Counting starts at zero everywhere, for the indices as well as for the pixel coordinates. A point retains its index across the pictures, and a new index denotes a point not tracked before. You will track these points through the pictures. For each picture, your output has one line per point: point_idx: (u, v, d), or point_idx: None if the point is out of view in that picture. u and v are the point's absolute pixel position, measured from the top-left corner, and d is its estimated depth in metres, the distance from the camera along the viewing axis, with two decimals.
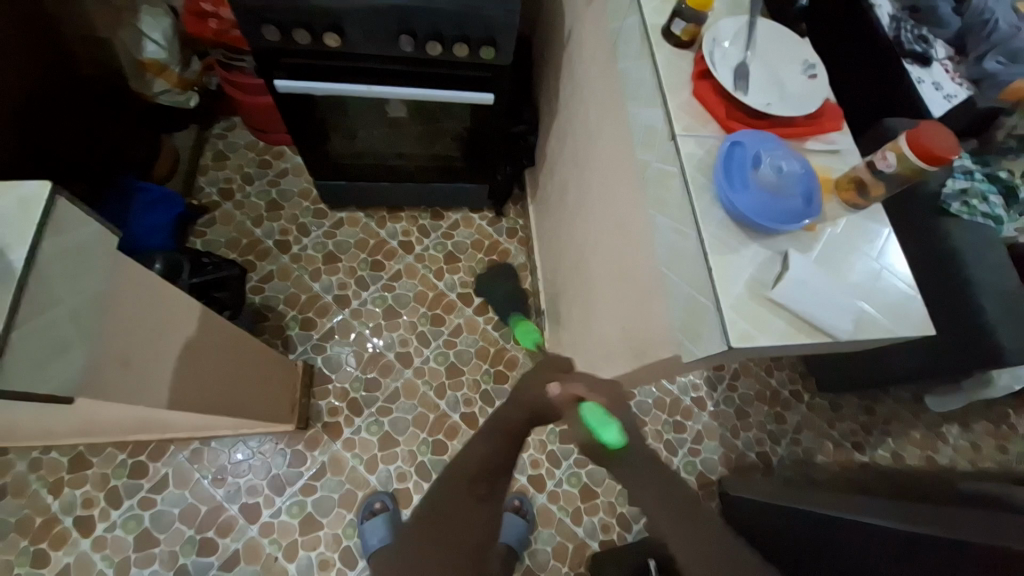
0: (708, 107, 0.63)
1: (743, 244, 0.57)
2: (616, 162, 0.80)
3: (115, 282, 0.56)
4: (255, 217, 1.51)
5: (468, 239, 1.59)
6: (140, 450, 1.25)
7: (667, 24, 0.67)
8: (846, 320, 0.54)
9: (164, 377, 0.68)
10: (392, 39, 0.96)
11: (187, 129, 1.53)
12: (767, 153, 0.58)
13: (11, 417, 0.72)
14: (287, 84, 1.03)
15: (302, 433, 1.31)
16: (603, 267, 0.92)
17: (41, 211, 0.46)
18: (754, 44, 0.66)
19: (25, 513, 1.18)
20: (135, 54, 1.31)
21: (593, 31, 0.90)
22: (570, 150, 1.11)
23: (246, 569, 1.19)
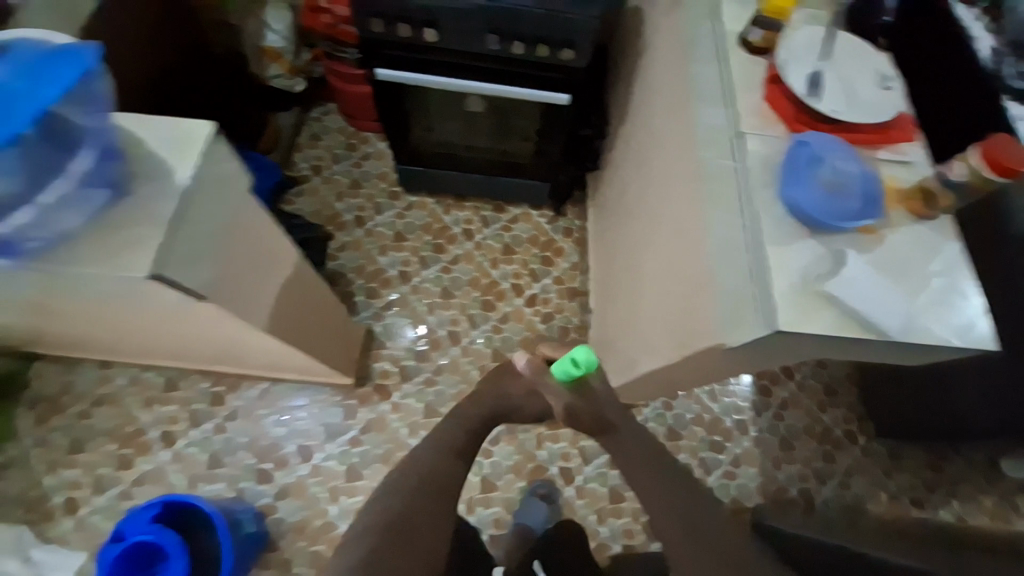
0: (776, 109, 0.66)
1: (798, 238, 0.60)
2: (678, 161, 0.84)
3: (242, 213, 0.67)
4: (338, 192, 1.67)
5: (526, 233, 1.67)
6: (219, 383, 1.41)
7: (743, 31, 0.72)
8: (894, 322, 0.56)
9: (262, 304, 0.80)
10: (481, 37, 1.05)
11: (290, 111, 1.72)
12: (831, 156, 0.61)
13: (140, 323, 0.87)
14: (385, 72, 1.15)
15: (355, 390, 1.43)
16: (654, 264, 0.95)
17: (204, 144, 0.58)
18: (830, 54, 0.68)
19: (118, 422, 1.37)
20: (259, 41, 1.50)
21: (669, 38, 0.95)
22: (635, 153, 1.16)
23: (293, 504, 1.31)
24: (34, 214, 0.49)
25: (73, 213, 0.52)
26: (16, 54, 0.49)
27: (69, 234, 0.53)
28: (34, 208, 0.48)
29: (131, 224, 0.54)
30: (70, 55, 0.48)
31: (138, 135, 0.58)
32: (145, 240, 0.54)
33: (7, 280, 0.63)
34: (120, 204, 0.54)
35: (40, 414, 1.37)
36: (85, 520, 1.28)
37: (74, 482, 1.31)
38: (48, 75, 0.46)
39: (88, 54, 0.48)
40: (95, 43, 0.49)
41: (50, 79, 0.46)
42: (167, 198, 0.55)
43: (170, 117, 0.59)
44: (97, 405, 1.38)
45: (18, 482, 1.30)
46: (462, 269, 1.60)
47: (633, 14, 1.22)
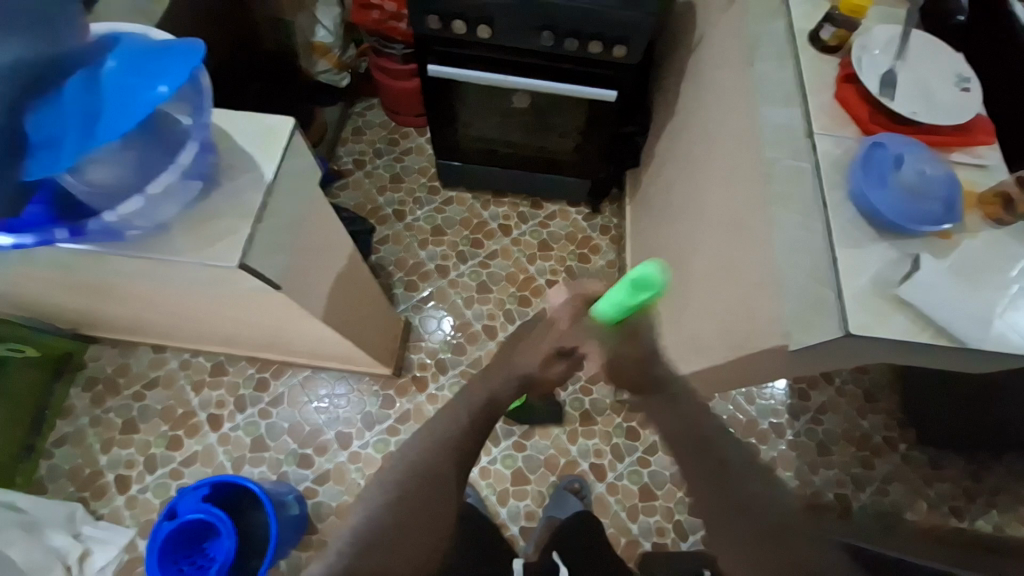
0: (850, 110, 0.64)
1: (872, 242, 0.59)
2: (736, 161, 0.83)
3: (310, 206, 0.70)
4: (380, 186, 1.70)
5: (563, 230, 1.67)
6: (265, 368, 1.47)
7: (815, 29, 0.70)
8: (974, 329, 0.55)
9: (323, 294, 0.83)
10: (534, 34, 1.06)
11: (336, 105, 1.71)
12: (911, 156, 0.60)
13: (205, 310, 0.92)
14: (436, 69, 1.17)
15: (394, 380, 1.46)
16: (704, 263, 0.94)
17: (285, 139, 0.61)
18: (905, 54, 0.66)
19: (169, 403, 1.43)
20: (309, 36, 1.52)
21: (727, 37, 0.94)
22: (683, 151, 1.15)
23: (334, 488, 1.35)
24: (142, 204, 0.52)
25: (172, 201, 0.55)
26: (122, 44, 0.50)
27: (166, 222, 0.57)
28: (142, 199, 0.52)
29: (220, 215, 0.57)
30: (180, 51, 0.48)
31: (225, 129, 0.61)
32: (233, 231, 0.57)
33: (96, 265, 0.66)
34: (211, 196, 0.58)
35: (96, 393, 1.43)
36: (138, 496, 1.34)
37: (128, 460, 1.37)
38: (159, 70, 0.47)
39: (196, 51, 0.49)
40: (201, 41, 0.50)
41: (161, 74, 0.47)
42: (253, 191, 0.58)
43: (253, 112, 0.62)
44: (149, 387, 1.45)
45: (77, 457, 1.37)
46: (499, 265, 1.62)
47: (685, 10, 1.21)
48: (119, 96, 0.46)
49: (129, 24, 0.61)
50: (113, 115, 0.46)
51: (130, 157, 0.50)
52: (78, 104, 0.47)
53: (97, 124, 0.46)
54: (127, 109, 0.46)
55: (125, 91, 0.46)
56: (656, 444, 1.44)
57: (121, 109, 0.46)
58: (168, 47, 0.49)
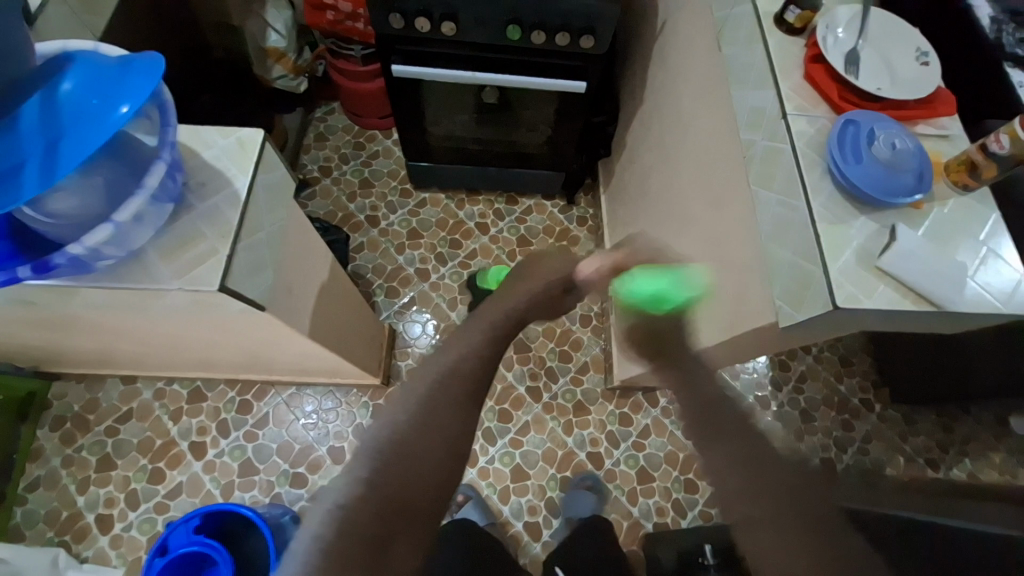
0: (820, 89, 0.66)
1: (851, 216, 0.61)
2: (713, 145, 0.85)
3: (288, 220, 0.67)
4: (350, 192, 1.66)
5: (541, 224, 1.67)
6: (247, 390, 1.41)
7: (780, 11, 0.71)
8: (954, 293, 0.57)
9: (307, 310, 0.80)
10: (501, 28, 1.05)
11: (294, 112, 1.68)
12: (881, 130, 0.62)
13: (181, 335, 0.87)
14: (401, 69, 1.14)
15: (383, 389, 1.43)
16: (690, 248, 0.95)
17: (257, 152, 0.57)
18: (866, 32, 0.68)
19: (147, 434, 1.36)
20: (260, 41, 1.45)
21: (692, 22, 0.95)
22: (657, 137, 1.15)
23: None
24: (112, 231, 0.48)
25: (145, 227, 0.51)
26: (74, 61, 0.46)
27: (140, 248, 0.53)
28: (112, 226, 0.47)
29: (198, 237, 0.54)
30: (139, 65, 0.45)
31: (191, 146, 0.57)
32: (212, 252, 0.54)
33: (63, 300, 0.62)
34: (185, 217, 0.54)
35: (65, 432, 1.35)
36: (122, 535, 1.28)
37: (107, 498, 1.30)
38: (120, 88, 0.44)
39: (158, 65, 0.46)
40: (161, 52, 0.47)
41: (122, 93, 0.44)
42: (231, 208, 0.55)
43: (221, 126, 0.59)
44: (123, 420, 1.37)
45: (51, 501, 1.29)
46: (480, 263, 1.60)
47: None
48: (77, 118, 0.43)
49: (74, 40, 0.57)
50: (76, 140, 0.43)
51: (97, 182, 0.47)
52: (32, 128, 0.43)
53: (59, 151, 0.43)
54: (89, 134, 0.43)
55: (84, 113, 0.43)
56: (649, 427, 1.47)
57: (84, 133, 0.43)
58: (126, 64, 0.46)
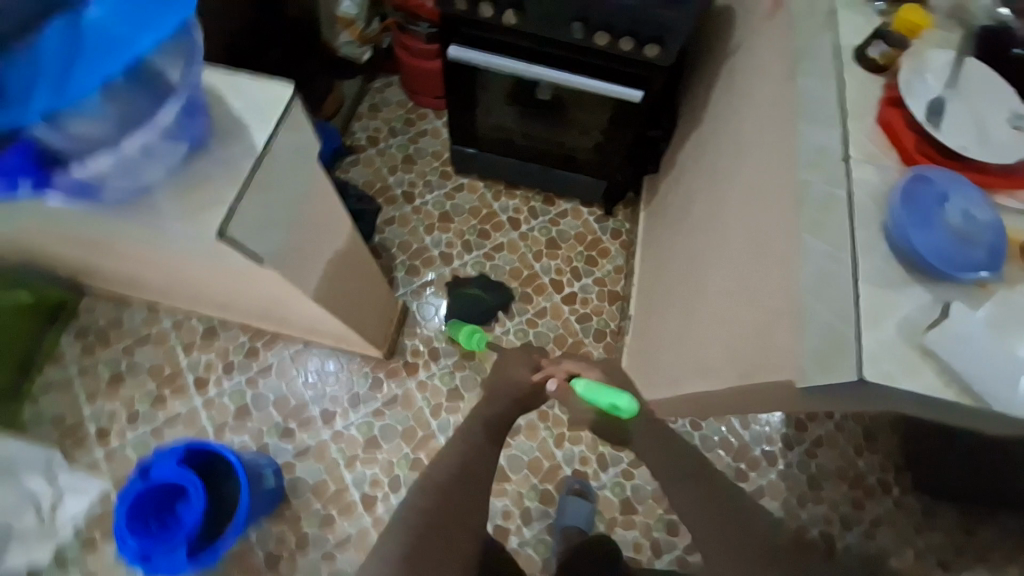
0: (893, 137, 0.60)
1: (904, 282, 0.53)
2: (766, 178, 0.78)
3: (309, 181, 0.66)
4: (391, 165, 1.67)
5: (573, 230, 1.63)
6: (258, 337, 1.45)
7: (863, 45, 0.65)
8: (1006, 392, 0.49)
9: (315, 272, 0.79)
10: (564, 25, 1.02)
11: (354, 79, 1.70)
12: (956, 194, 0.54)
13: (197, 274, 0.89)
14: (459, 51, 1.14)
15: (385, 363, 1.44)
16: (722, 281, 0.89)
17: (285, 107, 0.57)
18: (959, 82, 0.61)
19: (158, 361, 1.42)
20: (334, 8, 1.49)
21: (767, 46, 0.88)
22: (709, 162, 1.09)
23: (313, 465, 1.34)
24: (115, 161, 0.48)
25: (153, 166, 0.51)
26: None
27: (150, 188, 0.53)
28: (115, 155, 0.47)
29: (209, 183, 0.54)
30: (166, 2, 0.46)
31: (221, 91, 0.57)
32: (220, 199, 0.54)
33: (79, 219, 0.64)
34: (199, 162, 0.54)
35: (87, 343, 1.42)
36: (118, 451, 1.34)
37: (111, 414, 1.37)
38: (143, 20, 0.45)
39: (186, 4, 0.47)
40: None
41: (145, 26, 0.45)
42: (245, 158, 0.54)
43: (255, 76, 0.58)
44: (140, 343, 1.43)
45: (61, 405, 1.37)
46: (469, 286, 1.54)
47: (724, 15, 1.15)
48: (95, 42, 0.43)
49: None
50: (89, 62, 0.43)
51: (111, 112, 0.46)
52: (49, 48, 0.43)
53: (73, 74, 0.43)
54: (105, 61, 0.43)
55: (105, 40, 0.43)
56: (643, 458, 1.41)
57: (97, 57, 0.43)
58: None
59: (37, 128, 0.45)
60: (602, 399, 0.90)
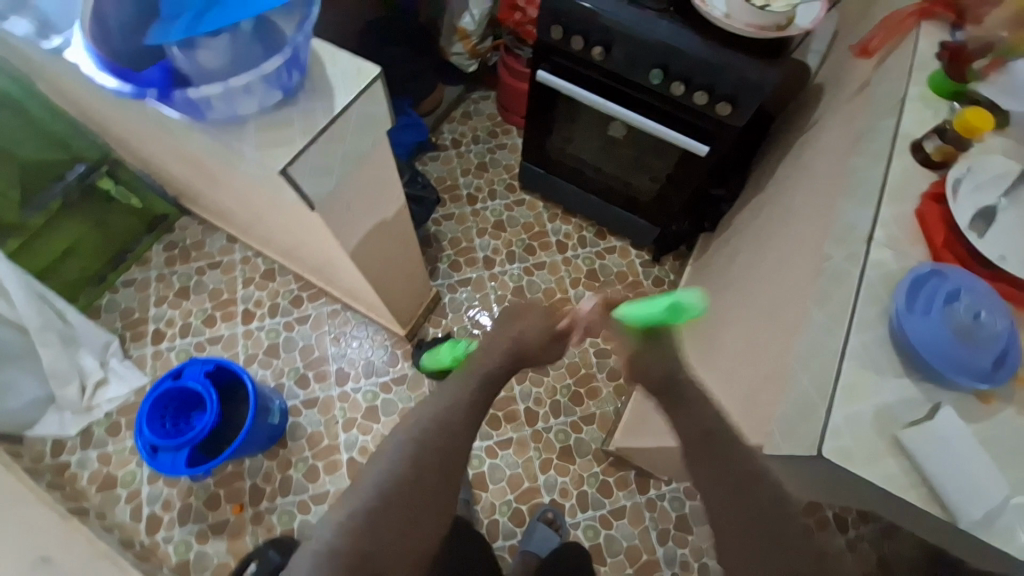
0: (927, 231, 0.58)
1: (896, 373, 0.52)
2: (798, 252, 0.78)
3: (371, 150, 0.76)
4: (465, 168, 1.79)
5: (617, 267, 1.65)
6: (305, 288, 1.59)
7: (921, 137, 0.64)
8: (982, 511, 0.46)
9: (359, 233, 0.90)
10: (644, 70, 1.08)
11: (457, 87, 1.88)
12: (971, 294, 0.52)
13: (268, 214, 1.03)
14: (545, 75, 1.23)
15: (406, 342, 1.52)
16: (732, 341, 0.88)
17: (366, 81, 0.66)
18: (1017, 193, 0.59)
19: (220, 286, 1.60)
20: (456, 20, 1.61)
21: (838, 126, 0.88)
22: (757, 228, 1.08)
23: (316, 416, 1.43)
24: (222, 90, 0.59)
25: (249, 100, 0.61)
26: None
27: (243, 118, 0.64)
28: (224, 86, 0.58)
29: (287, 126, 0.64)
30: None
31: (322, 60, 0.67)
32: (291, 142, 0.63)
33: (191, 141, 0.78)
34: (287, 108, 0.64)
35: (171, 256, 1.64)
36: (165, 352, 1.52)
37: (169, 319, 1.56)
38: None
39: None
40: None
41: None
42: (323, 116, 0.64)
43: (352, 54, 0.69)
44: (211, 267, 1.62)
45: (134, 301, 1.58)
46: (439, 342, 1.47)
47: (812, 91, 1.15)
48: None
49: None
50: (223, 12, 0.53)
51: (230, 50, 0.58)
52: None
53: (208, 14, 0.54)
54: (233, 10, 0.54)
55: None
56: (625, 510, 1.36)
57: (232, 9, 0.54)
58: None
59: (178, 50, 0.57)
60: (658, 302, 0.72)
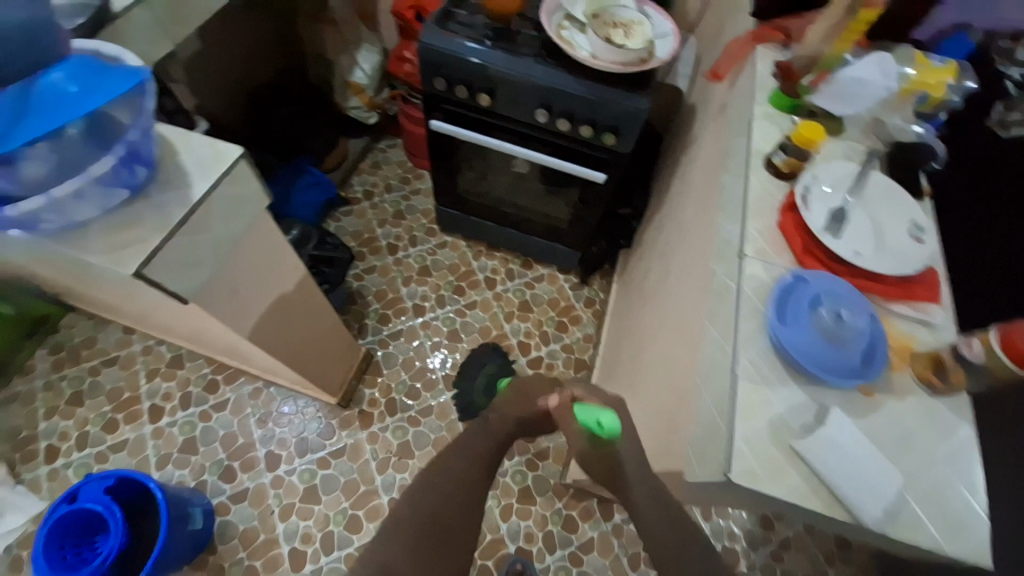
0: (788, 237, 0.64)
1: (779, 381, 0.56)
2: (693, 265, 0.83)
3: (253, 231, 0.73)
4: (382, 218, 1.76)
5: (547, 294, 1.67)
6: (219, 370, 1.46)
7: (769, 152, 0.71)
8: (876, 503, 0.51)
9: (254, 314, 0.84)
10: (530, 110, 1.13)
11: (362, 138, 1.86)
12: (833, 297, 0.58)
13: (149, 306, 0.93)
14: (439, 124, 1.25)
15: (340, 410, 1.43)
16: (652, 359, 0.91)
17: (226, 166, 0.63)
18: (861, 193, 0.66)
19: (121, 384, 1.44)
20: (346, 75, 1.63)
21: (711, 141, 0.95)
22: (663, 243, 1.15)
23: (247, 510, 1.30)
24: (46, 202, 0.54)
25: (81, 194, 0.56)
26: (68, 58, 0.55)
27: (84, 223, 0.59)
28: (45, 198, 0.53)
29: (138, 224, 0.60)
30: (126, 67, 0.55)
31: (173, 147, 0.64)
32: (143, 241, 0.59)
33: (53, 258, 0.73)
34: (137, 203, 0.60)
35: (59, 359, 1.46)
36: (61, 471, 1.33)
37: (62, 432, 1.37)
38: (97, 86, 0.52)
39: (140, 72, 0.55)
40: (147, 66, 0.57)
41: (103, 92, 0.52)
42: (179, 208, 0.61)
43: (208, 136, 0.66)
44: (108, 364, 1.46)
45: (19, 418, 1.38)
46: (396, 360, 1.51)
47: (688, 111, 1.25)
48: (47, 104, 0.51)
49: (109, 44, 0.65)
50: (26, 123, 0.49)
51: (52, 156, 0.53)
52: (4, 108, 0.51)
53: (13, 127, 0.49)
54: (41, 121, 0.49)
55: (51, 100, 0.51)
56: (593, 541, 1.33)
57: (39, 118, 0.50)
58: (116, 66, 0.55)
59: None
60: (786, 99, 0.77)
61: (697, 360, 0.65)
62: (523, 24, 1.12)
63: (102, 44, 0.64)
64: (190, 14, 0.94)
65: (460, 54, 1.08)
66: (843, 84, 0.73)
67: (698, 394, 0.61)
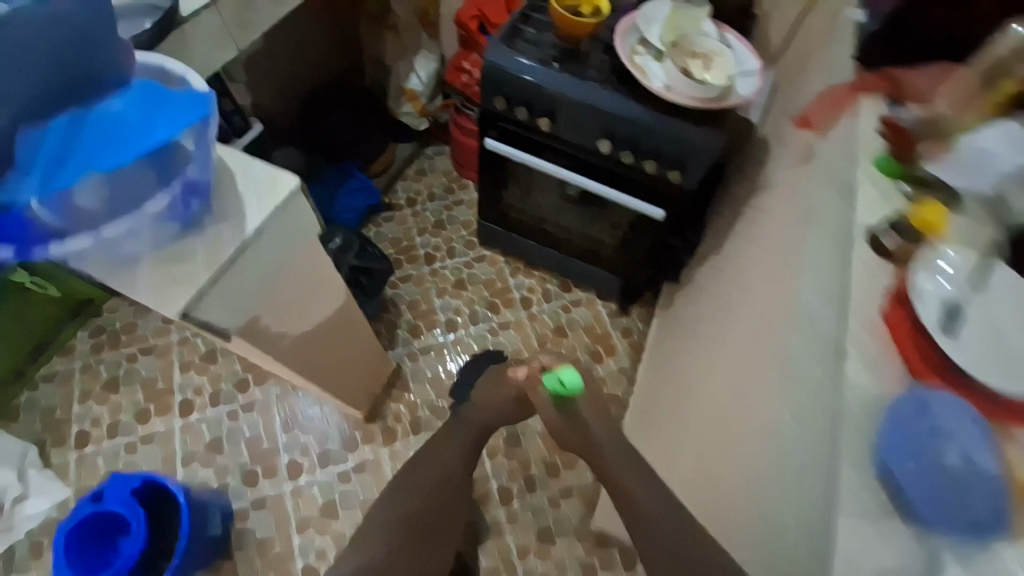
0: (898, 341, 0.55)
1: (888, 521, 0.48)
2: (766, 329, 0.75)
3: (302, 257, 0.70)
4: (422, 226, 1.73)
5: (584, 320, 1.61)
6: (250, 370, 1.46)
7: (875, 227, 0.62)
8: None
9: (293, 341, 0.81)
10: (592, 137, 1.06)
11: (410, 142, 1.83)
12: (959, 426, 0.50)
13: None
14: (492, 143, 1.20)
15: (365, 424, 1.40)
16: (705, 419, 0.85)
17: (282, 198, 0.60)
18: (986, 290, 0.56)
19: (155, 374, 1.45)
20: (401, 81, 1.61)
21: (796, 192, 0.86)
22: (722, 282, 1.07)
23: (265, 518, 1.29)
24: (94, 241, 0.52)
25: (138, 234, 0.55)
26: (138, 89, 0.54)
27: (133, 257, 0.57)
28: (96, 236, 0.52)
29: (188, 259, 0.57)
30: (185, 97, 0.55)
31: (229, 173, 0.61)
32: (192, 279, 0.57)
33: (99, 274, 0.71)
34: (189, 236, 0.58)
35: (99, 342, 1.48)
36: (91, 457, 1.34)
37: (95, 417, 1.39)
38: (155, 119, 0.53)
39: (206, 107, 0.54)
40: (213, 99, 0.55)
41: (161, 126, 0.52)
42: (230, 244, 0.58)
43: (267, 163, 0.62)
44: (145, 353, 1.47)
45: (57, 399, 1.41)
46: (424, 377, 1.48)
47: (759, 147, 1.16)
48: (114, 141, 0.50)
49: (174, 60, 0.62)
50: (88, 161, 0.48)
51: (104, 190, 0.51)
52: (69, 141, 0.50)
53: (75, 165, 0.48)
54: (93, 152, 0.49)
55: (120, 135, 0.50)
56: None
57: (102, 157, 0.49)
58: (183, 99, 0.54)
59: (37, 205, 0.49)
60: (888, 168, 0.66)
61: (788, 477, 0.58)
62: (594, 45, 1.05)
63: (167, 60, 0.61)
64: (256, 18, 0.91)
65: (524, 75, 1.03)
66: (964, 155, 0.60)
67: (787, 519, 0.56)
